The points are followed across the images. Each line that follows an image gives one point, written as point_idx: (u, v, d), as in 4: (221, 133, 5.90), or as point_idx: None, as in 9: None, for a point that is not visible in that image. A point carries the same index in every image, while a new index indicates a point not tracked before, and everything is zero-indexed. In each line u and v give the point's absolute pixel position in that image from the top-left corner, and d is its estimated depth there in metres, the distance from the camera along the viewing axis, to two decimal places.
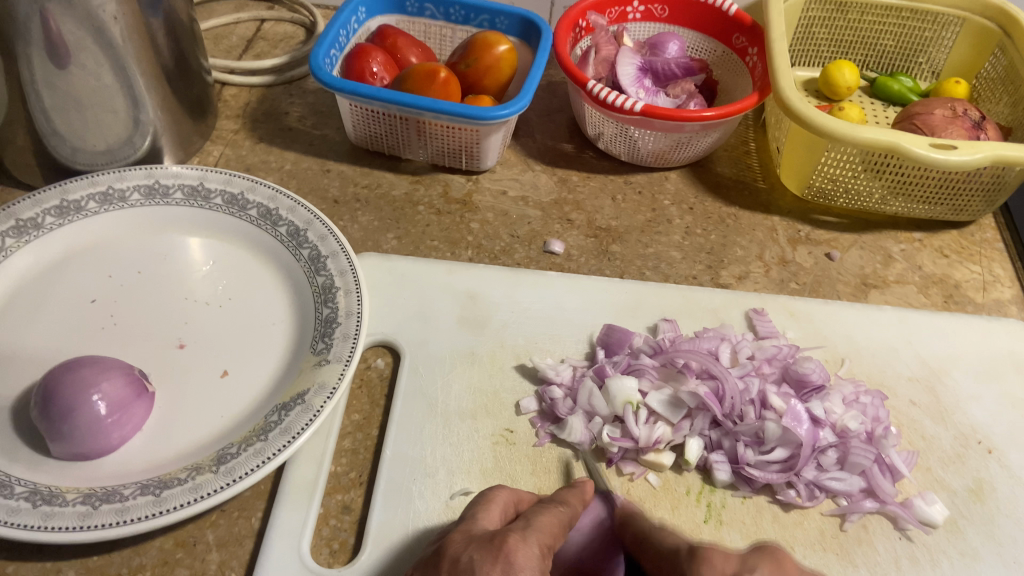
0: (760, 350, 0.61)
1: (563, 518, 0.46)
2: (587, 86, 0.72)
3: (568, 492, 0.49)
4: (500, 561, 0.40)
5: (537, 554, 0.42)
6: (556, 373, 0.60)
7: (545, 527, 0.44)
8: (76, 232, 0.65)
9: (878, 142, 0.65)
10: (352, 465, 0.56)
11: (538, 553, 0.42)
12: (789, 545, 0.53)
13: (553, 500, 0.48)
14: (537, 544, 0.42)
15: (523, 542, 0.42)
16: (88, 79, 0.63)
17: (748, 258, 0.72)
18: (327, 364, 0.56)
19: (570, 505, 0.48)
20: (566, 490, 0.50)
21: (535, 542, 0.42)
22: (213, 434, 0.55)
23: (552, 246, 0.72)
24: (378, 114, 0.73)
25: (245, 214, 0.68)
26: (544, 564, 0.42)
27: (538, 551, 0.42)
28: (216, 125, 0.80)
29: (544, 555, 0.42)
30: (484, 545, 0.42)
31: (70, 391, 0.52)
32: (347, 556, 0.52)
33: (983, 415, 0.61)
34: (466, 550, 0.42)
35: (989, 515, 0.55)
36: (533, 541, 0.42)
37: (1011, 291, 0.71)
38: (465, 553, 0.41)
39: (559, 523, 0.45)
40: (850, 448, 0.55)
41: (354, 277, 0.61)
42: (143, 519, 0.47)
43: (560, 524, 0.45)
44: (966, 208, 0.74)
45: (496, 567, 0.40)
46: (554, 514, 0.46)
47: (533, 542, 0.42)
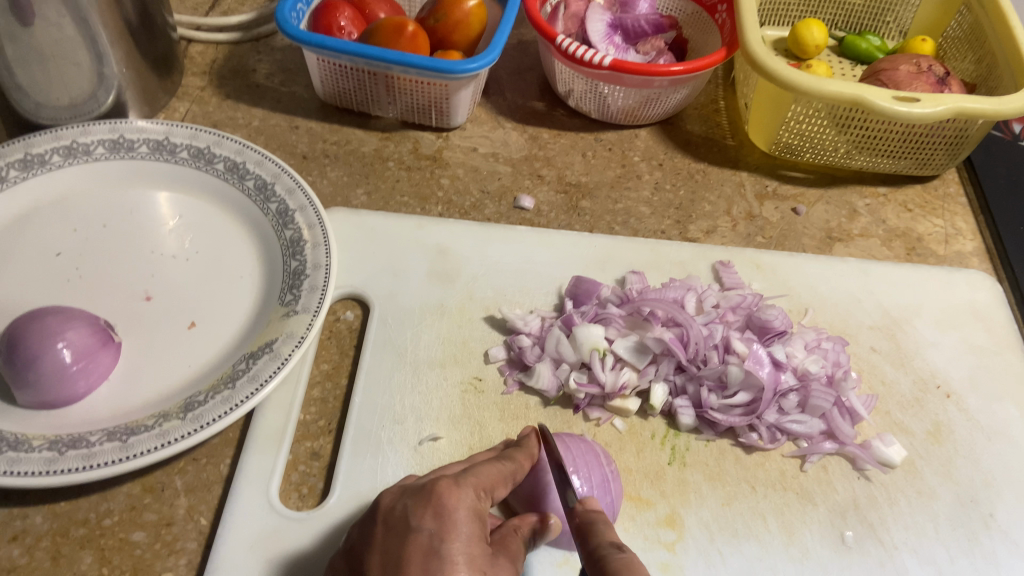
0: (725, 300, 0.62)
1: (505, 468, 0.46)
2: (557, 40, 0.72)
3: (515, 449, 0.49)
4: (432, 505, 0.41)
5: (472, 497, 0.43)
6: (524, 323, 0.61)
7: (484, 473, 0.45)
8: (40, 186, 0.65)
9: (843, 96, 0.66)
10: (321, 414, 0.56)
11: (473, 496, 0.43)
12: (750, 485, 0.54)
13: (500, 456, 0.48)
14: (473, 487, 0.43)
15: (457, 486, 0.43)
16: (50, 31, 0.62)
17: (715, 213, 0.73)
18: (295, 314, 0.56)
19: (515, 461, 0.48)
20: (514, 446, 0.49)
21: (471, 486, 0.43)
22: (181, 383, 0.55)
23: (522, 201, 0.72)
24: (346, 69, 0.72)
25: (212, 167, 0.67)
26: (479, 506, 0.43)
27: (473, 495, 0.43)
28: (182, 82, 0.79)
29: (479, 497, 0.43)
30: (419, 493, 0.43)
31: (34, 340, 0.52)
32: (316, 500, 0.52)
33: (942, 360, 0.62)
34: (401, 500, 0.43)
35: (946, 455, 0.57)
36: (467, 485, 0.43)
37: (973, 244, 0.72)
38: (399, 504, 0.42)
39: (502, 473, 0.46)
40: (811, 392, 0.56)
41: (322, 230, 0.61)
42: (108, 465, 0.47)
43: (504, 474, 0.46)
44: (930, 162, 0.75)
45: (427, 513, 0.41)
46: (495, 465, 0.46)
47: (467, 486, 0.43)
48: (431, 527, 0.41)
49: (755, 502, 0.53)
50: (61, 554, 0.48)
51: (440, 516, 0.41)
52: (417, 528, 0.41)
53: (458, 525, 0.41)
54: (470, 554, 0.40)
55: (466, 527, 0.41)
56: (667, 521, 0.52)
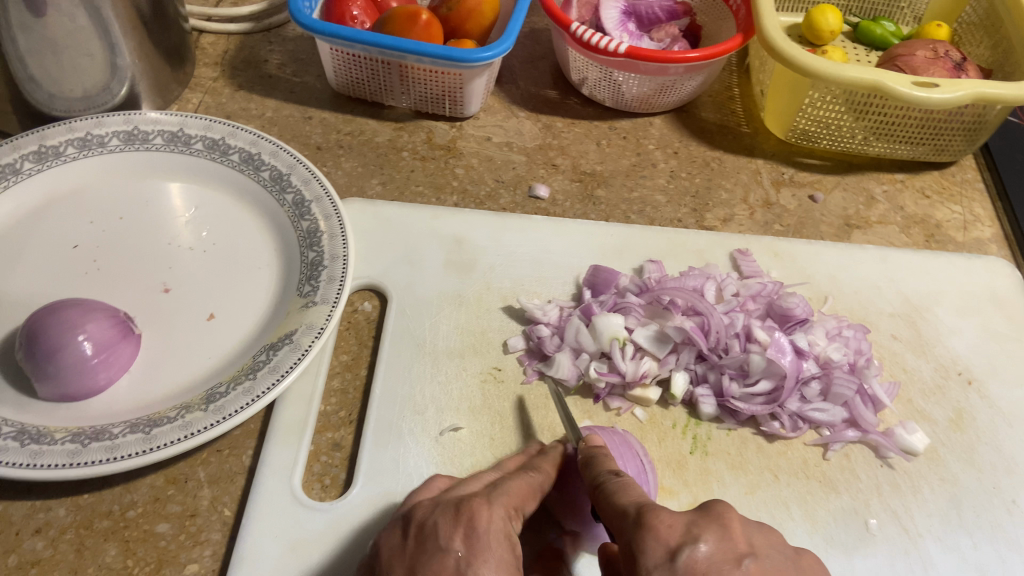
0: (745, 288, 0.62)
1: (533, 481, 0.46)
2: (571, 28, 0.71)
3: (541, 460, 0.49)
4: (463, 526, 0.41)
5: (503, 516, 0.43)
6: (543, 313, 0.61)
7: (514, 489, 0.45)
8: (55, 178, 0.65)
9: (861, 82, 0.65)
10: (341, 405, 0.56)
11: (503, 516, 0.43)
12: (773, 474, 0.54)
13: (525, 468, 0.48)
14: (504, 507, 0.43)
15: (488, 505, 0.43)
16: (63, 21, 0.62)
17: (732, 201, 0.72)
18: (314, 305, 0.56)
19: (542, 473, 0.47)
20: (539, 456, 0.49)
21: (502, 505, 0.43)
22: (201, 375, 0.55)
23: (537, 190, 0.72)
24: (359, 59, 0.72)
25: (227, 159, 0.67)
26: (508, 526, 0.43)
27: (503, 514, 0.43)
28: (194, 73, 0.79)
29: (509, 517, 0.43)
30: (451, 511, 0.42)
31: (55, 331, 0.52)
32: (338, 490, 0.52)
33: (962, 347, 0.62)
34: (432, 514, 0.43)
35: (969, 443, 0.57)
36: (498, 504, 0.43)
37: (991, 230, 0.72)
38: (430, 518, 0.42)
39: (530, 487, 0.46)
40: (833, 379, 0.56)
41: (339, 221, 0.61)
42: (132, 456, 0.47)
43: (532, 489, 0.46)
44: (947, 148, 0.74)
45: (456, 534, 0.41)
46: (524, 478, 0.46)
47: (498, 505, 0.43)
48: (460, 548, 0.40)
49: (778, 490, 0.53)
50: (86, 546, 0.48)
51: (470, 537, 0.41)
52: (446, 549, 0.40)
53: (488, 543, 0.41)
54: (500, 574, 0.40)
55: (496, 547, 0.41)
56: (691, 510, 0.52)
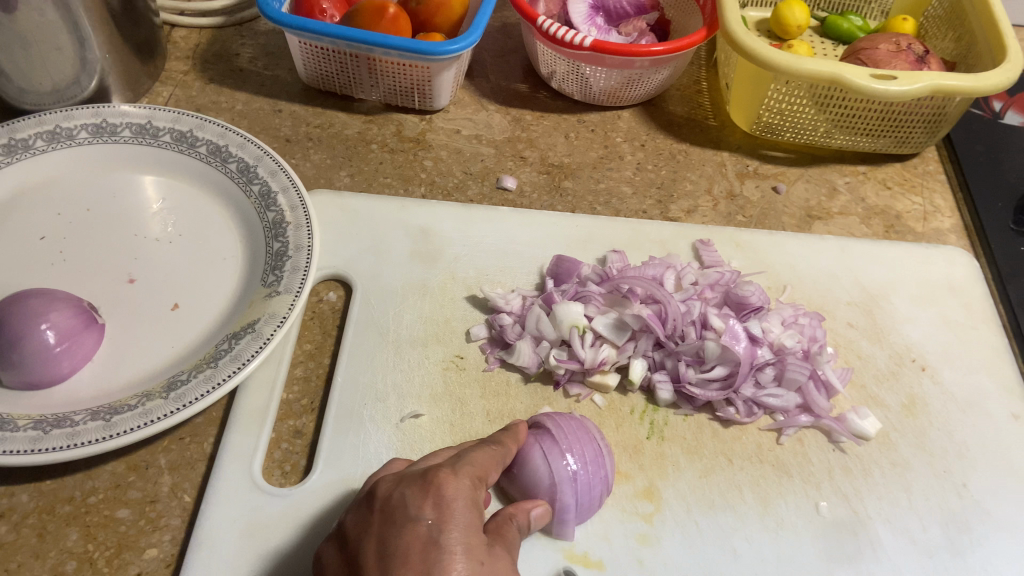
0: (704, 277, 0.63)
1: (495, 453, 0.47)
2: (538, 21, 0.72)
3: (503, 433, 0.49)
4: (431, 495, 0.41)
5: (468, 485, 0.42)
6: (505, 302, 0.61)
7: (478, 460, 0.45)
8: (24, 171, 0.65)
9: (821, 75, 0.66)
10: (304, 393, 0.57)
11: (469, 485, 0.42)
12: (727, 458, 0.55)
13: (486, 441, 0.48)
14: (469, 476, 0.43)
15: (454, 475, 0.42)
16: (31, 15, 0.62)
17: (696, 192, 0.73)
18: (277, 295, 0.57)
19: (503, 445, 0.48)
20: (501, 431, 0.50)
21: (467, 475, 0.43)
22: (165, 364, 0.56)
23: (504, 182, 0.73)
24: (328, 52, 0.72)
25: (195, 151, 0.67)
26: (476, 494, 0.42)
27: (469, 484, 0.43)
28: (166, 67, 0.79)
29: (475, 485, 0.43)
30: (417, 482, 0.42)
31: (20, 322, 0.53)
32: (298, 476, 0.53)
33: (917, 335, 0.63)
34: (398, 487, 0.42)
35: (920, 428, 0.58)
36: (463, 474, 0.43)
37: (951, 221, 0.73)
38: (396, 491, 0.42)
39: (493, 457, 0.46)
40: (787, 365, 0.57)
41: (304, 212, 0.62)
42: (93, 443, 0.48)
43: (494, 459, 0.46)
44: (909, 140, 0.76)
45: (426, 502, 0.40)
46: (485, 450, 0.46)
47: (463, 474, 0.43)
48: (430, 516, 0.40)
49: (732, 474, 0.54)
50: (47, 531, 0.48)
51: (440, 504, 0.40)
52: (416, 518, 0.40)
53: (456, 512, 0.40)
54: (469, 542, 0.39)
55: (464, 514, 0.40)
56: (644, 493, 0.53)
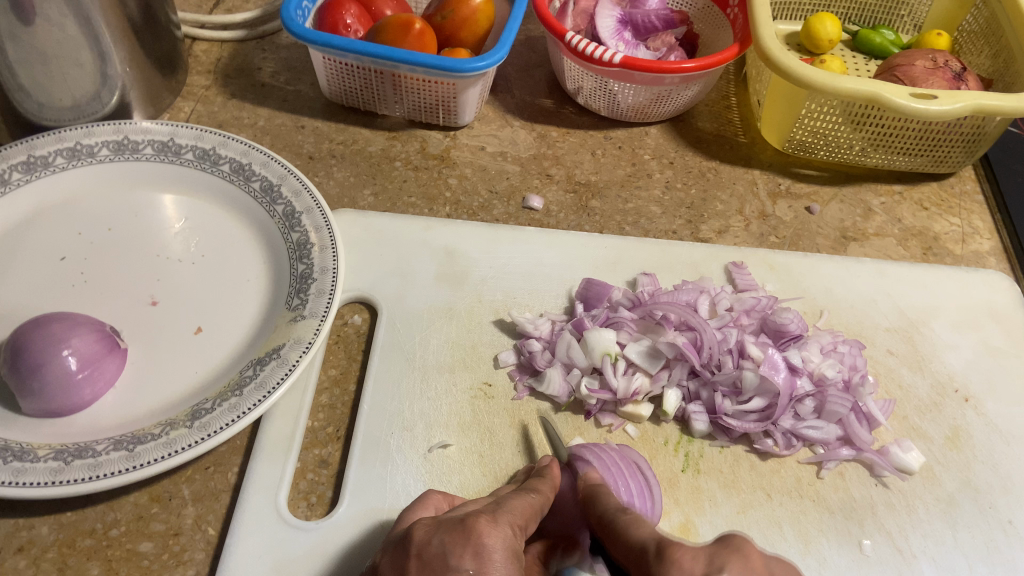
0: (739, 302, 0.61)
1: (535, 501, 0.45)
2: (566, 37, 0.71)
3: (538, 480, 0.48)
4: (471, 543, 0.40)
5: (508, 534, 0.41)
6: (534, 327, 0.60)
7: (517, 508, 0.44)
8: (44, 189, 0.64)
9: (858, 93, 0.65)
10: (329, 420, 0.56)
11: (509, 534, 0.41)
12: (766, 493, 0.53)
13: (524, 488, 0.47)
14: (508, 524, 0.42)
15: (494, 524, 0.41)
16: (53, 31, 0.61)
17: (728, 212, 0.71)
18: (303, 319, 0.55)
19: (542, 492, 0.46)
20: (538, 479, 0.48)
21: (507, 523, 0.42)
22: (188, 390, 0.54)
23: (531, 201, 0.71)
24: (352, 68, 0.71)
25: (217, 169, 0.66)
26: (515, 543, 0.41)
27: (507, 533, 0.42)
28: (187, 81, 0.78)
29: (515, 534, 0.42)
30: (456, 529, 0.41)
31: (39, 346, 0.51)
32: (324, 509, 0.52)
33: (959, 363, 0.61)
34: (436, 533, 0.41)
35: (965, 462, 0.56)
36: (504, 523, 0.42)
37: (990, 243, 0.71)
38: (434, 538, 0.40)
39: (532, 506, 0.45)
40: (827, 397, 0.55)
41: (329, 233, 0.60)
42: (116, 474, 0.47)
43: (534, 508, 0.45)
44: (946, 159, 0.74)
45: (466, 552, 0.39)
46: (525, 498, 0.45)
47: (504, 523, 0.42)
48: (471, 567, 0.39)
49: (771, 510, 0.52)
50: (68, 565, 0.47)
51: (480, 555, 0.39)
52: (456, 569, 0.39)
53: (497, 565, 0.39)
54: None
55: (504, 567, 0.39)
56: (680, 530, 0.51)
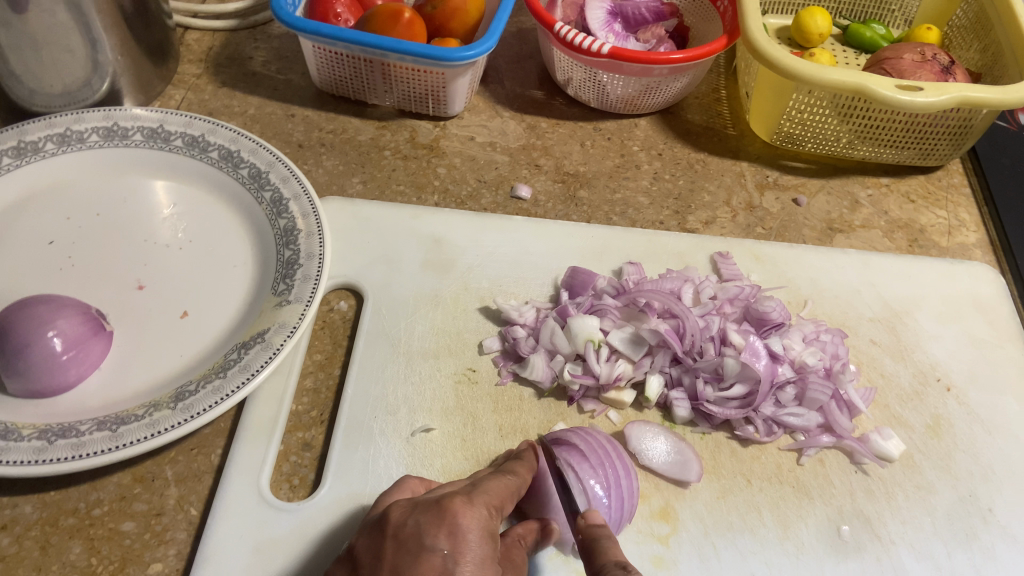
0: (722, 291, 0.61)
1: (511, 483, 0.45)
2: (555, 27, 0.71)
3: (517, 462, 0.48)
4: (446, 523, 0.40)
5: (484, 515, 0.42)
6: (519, 314, 0.60)
7: (493, 489, 0.44)
8: (33, 174, 0.64)
9: (844, 85, 0.65)
10: (313, 404, 0.56)
11: (485, 514, 0.42)
12: (746, 479, 0.53)
13: (501, 470, 0.47)
14: (485, 505, 0.42)
15: (469, 504, 0.42)
16: (42, 17, 0.62)
17: (715, 203, 0.72)
18: (288, 304, 0.56)
19: (519, 475, 0.47)
20: (517, 461, 0.48)
21: (482, 504, 0.42)
22: (173, 373, 0.55)
23: (519, 191, 0.71)
24: (342, 57, 0.71)
25: (206, 156, 0.67)
26: (490, 523, 0.42)
27: (484, 513, 0.42)
28: (178, 70, 0.79)
29: (490, 515, 0.42)
30: (432, 509, 0.41)
31: (25, 327, 0.52)
32: (306, 491, 0.52)
33: (942, 353, 0.61)
34: (411, 515, 0.41)
35: (945, 450, 0.56)
36: (479, 503, 0.42)
37: (976, 235, 0.71)
38: (410, 519, 0.41)
39: (508, 487, 0.45)
40: (808, 385, 0.55)
41: (316, 219, 0.61)
42: (98, 454, 0.47)
43: (511, 489, 0.45)
44: (933, 152, 0.74)
45: (441, 531, 0.40)
46: (502, 479, 0.45)
47: (479, 503, 0.42)
48: (445, 546, 0.39)
49: (750, 495, 0.53)
50: (51, 544, 0.47)
51: (455, 534, 0.40)
52: (431, 548, 0.39)
53: (472, 545, 0.40)
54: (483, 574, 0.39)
55: (478, 547, 0.40)
56: (661, 514, 0.51)
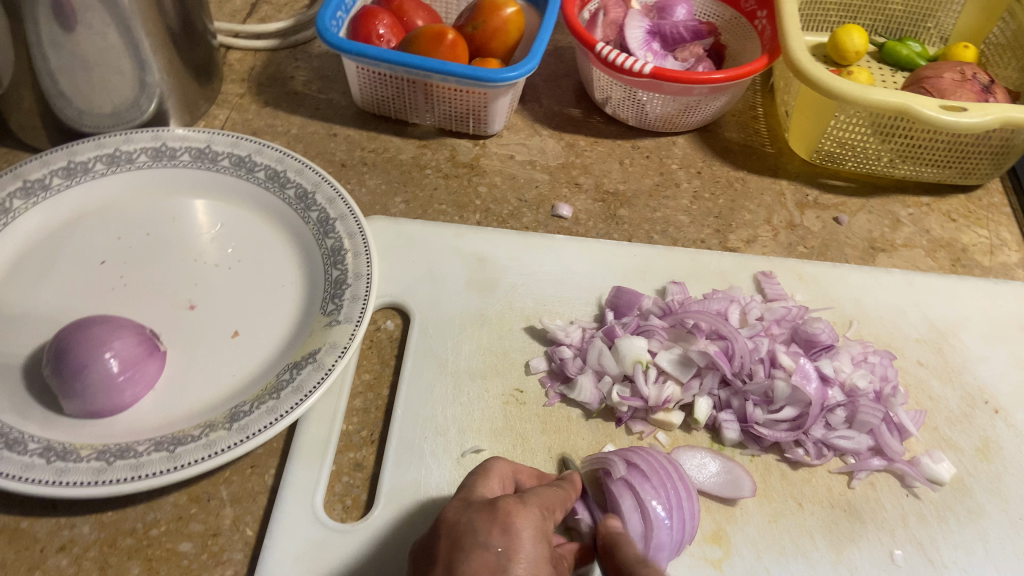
0: (770, 312, 0.61)
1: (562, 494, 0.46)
2: (596, 47, 0.71)
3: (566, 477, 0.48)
4: (499, 521, 0.41)
5: (537, 516, 0.42)
6: (566, 334, 0.61)
7: (544, 493, 0.44)
8: (84, 193, 0.65)
9: (888, 105, 0.65)
10: (363, 424, 0.56)
11: (538, 516, 0.42)
12: (797, 502, 0.53)
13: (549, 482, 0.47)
14: (537, 507, 0.43)
15: (522, 505, 0.42)
16: (94, 40, 0.63)
17: (756, 222, 0.72)
18: (338, 324, 0.56)
19: (567, 487, 0.47)
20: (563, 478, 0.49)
21: (535, 506, 0.43)
22: (225, 393, 0.55)
23: (560, 210, 0.72)
24: (385, 77, 0.72)
25: (252, 175, 0.67)
26: (544, 525, 0.42)
27: (537, 515, 0.42)
28: (221, 89, 0.80)
29: (543, 516, 0.43)
30: (474, 513, 0.42)
31: (82, 349, 0.52)
32: (359, 512, 0.52)
33: (989, 374, 0.61)
34: (466, 513, 0.42)
35: (995, 473, 0.56)
36: (533, 505, 0.43)
37: (1018, 255, 0.71)
38: (464, 517, 0.41)
39: (561, 496, 0.46)
40: (858, 407, 0.55)
41: (363, 240, 0.61)
42: (157, 475, 0.48)
43: (562, 497, 0.45)
44: (974, 171, 0.74)
45: (494, 529, 0.40)
46: (554, 488, 0.46)
47: (531, 505, 0.43)
48: (499, 544, 0.39)
49: (802, 519, 0.53)
50: (110, 564, 0.48)
51: (508, 532, 0.40)
52: (485, 545, 0.39)
53: (525, 543, 0.40)
54: (537, 574, 0.39)
55: (532, 547, 0.40)
56: (712, 537, 0.51)
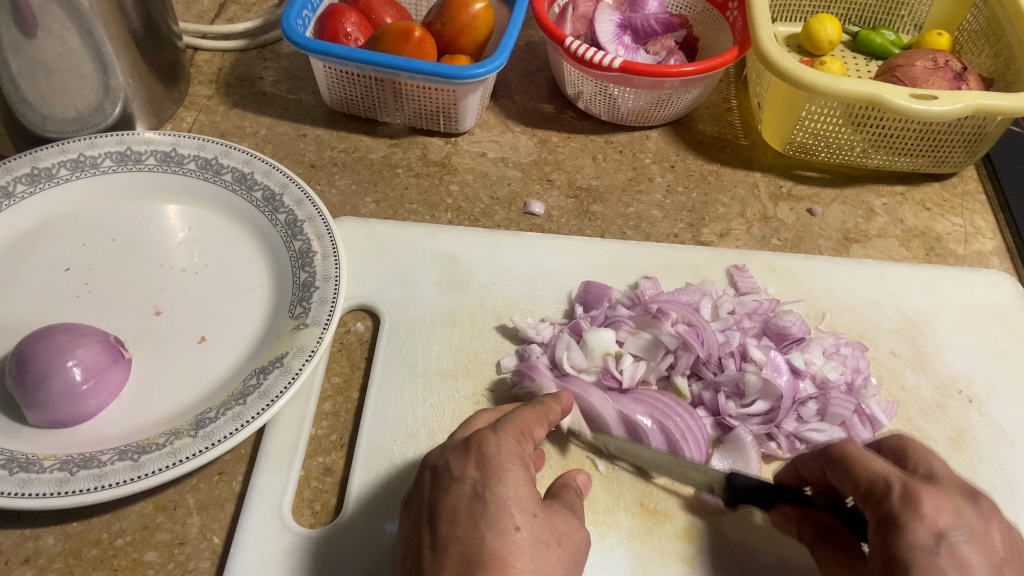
0: (741, 305, 0.61)
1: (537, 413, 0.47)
2: (565, 42, 0.71)
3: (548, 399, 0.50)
4: (474, 455, 0.43)
5: (513, 442, 0.44)
6: (536, 332, 0.60)
7: (521, 417, 0.46)
8: (48, 200, 0.64)
9: (858, 95, 0.65)
10: (333, 428, 0.56)
11: (513, 441, 0.44)
12: None
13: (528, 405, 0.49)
14: (512, 433, 0.44)
15: (497, 434, 0.44)
16: (54, 44, 0.62)
17: (729, 215, 0.71)
18: (306, 327, 0.56)
19: (545, 408, 0.49)
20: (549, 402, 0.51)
21: (511, 431, 0.44)
22: (192, 399, 0.55)
23: (532, 207, 0.71)
24: (353, 76, 0.72)
25: (220, 178, 0.67)
26: (521, 448, 0.44)
27: (514, 439, 0.44)
28: (189, 91, 0.79)
29: (520, 440, 0.44)
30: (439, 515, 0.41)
31: (44, 357, 0.52)
32: (328, 517, 0.52)
33: (963, 364, 0.61)
34: (443, 455, 0.44)
35: (969, 463, 0.56)
36: (508, 432, 0.44)
37: (993, 243, 0.71)
38: (441, 458, 0.44)
39: (538, 417, 0.47)
40: (830, 399, 0.55)
41: (331, 241, 0.61)
42: (120, 484, 0.47)
43: (538, 417, 0.47)
44: (948, 160, 0.74)
45: (469, 463, 0.42)
46: (530, 410, 0.47)
47: (507, 431, 0.44)
48: (474, 474, 0.42)
49: (775, 513, 0.52)
50: None
51: (482, 463, 0.42)
52: (461, 478, 0.42)
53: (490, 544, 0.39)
54: (516, 497, 0.41)
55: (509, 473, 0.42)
56: (684, 534, 0.51)
